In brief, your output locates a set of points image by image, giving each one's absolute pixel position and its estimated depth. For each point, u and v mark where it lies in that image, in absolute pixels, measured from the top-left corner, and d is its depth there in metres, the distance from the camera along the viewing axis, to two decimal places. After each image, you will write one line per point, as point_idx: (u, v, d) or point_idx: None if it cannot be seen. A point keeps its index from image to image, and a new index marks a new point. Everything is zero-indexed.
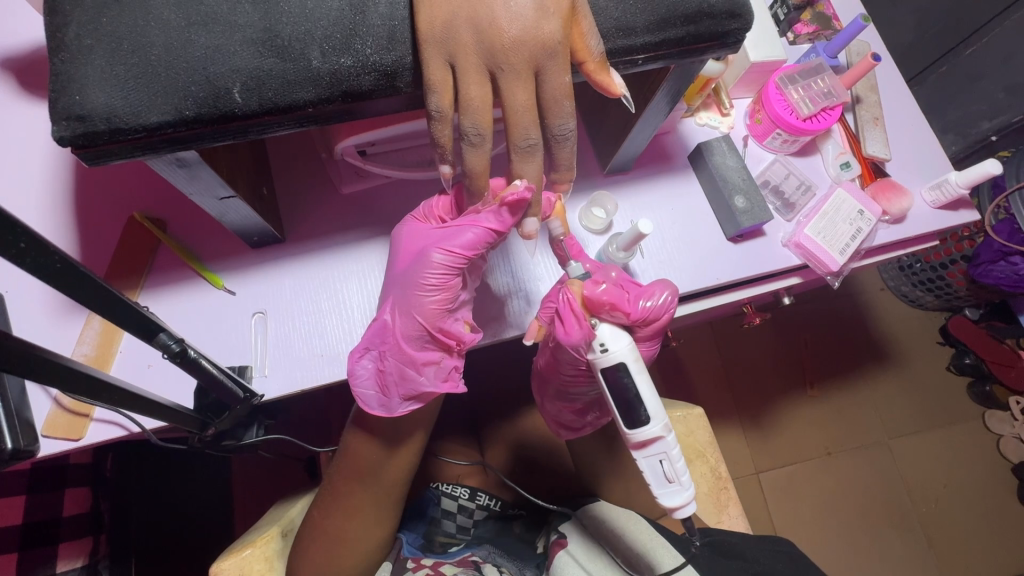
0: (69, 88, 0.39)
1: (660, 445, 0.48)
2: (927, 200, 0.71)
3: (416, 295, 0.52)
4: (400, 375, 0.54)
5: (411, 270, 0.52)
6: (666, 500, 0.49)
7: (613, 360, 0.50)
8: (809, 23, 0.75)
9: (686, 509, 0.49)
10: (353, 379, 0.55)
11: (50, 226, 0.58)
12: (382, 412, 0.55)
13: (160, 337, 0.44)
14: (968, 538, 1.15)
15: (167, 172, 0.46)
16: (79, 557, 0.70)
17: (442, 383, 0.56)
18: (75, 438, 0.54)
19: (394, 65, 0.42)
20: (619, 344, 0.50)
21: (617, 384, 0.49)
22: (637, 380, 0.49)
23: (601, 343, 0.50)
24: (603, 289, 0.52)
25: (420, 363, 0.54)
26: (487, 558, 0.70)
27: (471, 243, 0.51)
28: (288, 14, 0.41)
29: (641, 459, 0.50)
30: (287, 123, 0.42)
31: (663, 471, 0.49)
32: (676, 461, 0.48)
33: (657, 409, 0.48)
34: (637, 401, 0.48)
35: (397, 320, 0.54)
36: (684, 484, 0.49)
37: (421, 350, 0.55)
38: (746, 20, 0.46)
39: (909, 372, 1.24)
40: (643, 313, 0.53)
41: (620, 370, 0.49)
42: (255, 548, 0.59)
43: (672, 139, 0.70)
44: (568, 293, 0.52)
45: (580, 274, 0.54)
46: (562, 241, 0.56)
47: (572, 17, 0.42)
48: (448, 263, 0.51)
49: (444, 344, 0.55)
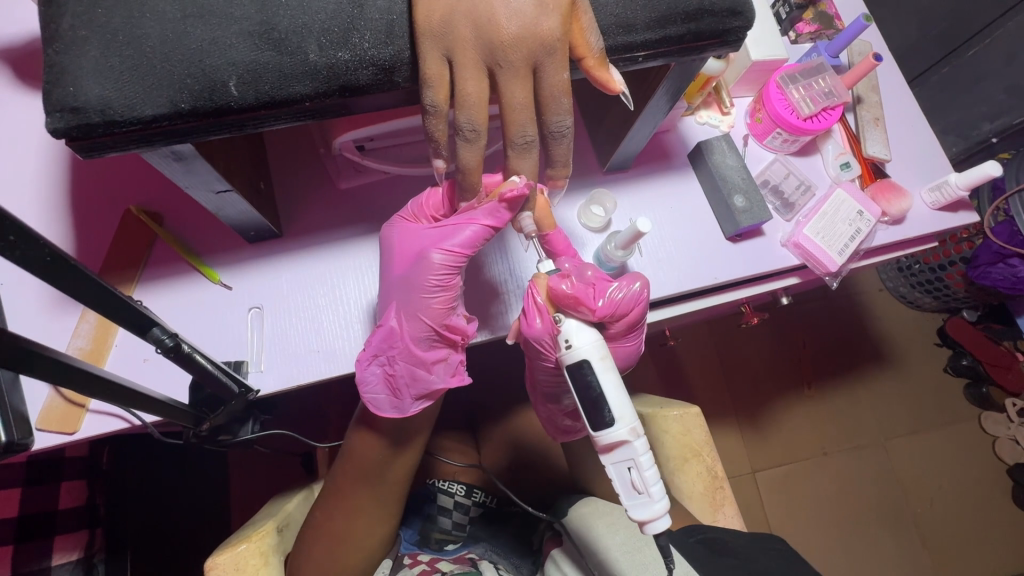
0: (63, 79, 0.39)
1: (627, 451, 0.48)
2: (926, 202, 0.71)
3: (419, 296, 0.52)
4: (410, 377, 0.54)
5: (412, 273, 0.52)
6: (635, 512, 0.48)
7: (578, 357, 0.50)
8: (811, 22, 0.74)
9: (659, 523, 0.48)
10: (362, 385, 0.55)
11: (46, 217, 0.58)
12: (395, 413, 0.55)
13: (154, 332, 0.43)
14: (962, 539, 1.15)
15: (163, 166, 0.45)
16: (74, 551, 0.70)
17: (451, 378, 0.56)
18: (70, 431, 0.54)
19: (392, 60, 0.41)
20: (584, 341, 0.50)
21: (582, 381, 0.49)
22: (600, 378, 0.49)
23: (566, 340, 0.50)
24: (567, 283, 0.52)
25: (429, 363, 0.54)
26: (483, 555, 0.72)
27: (468, 241, 0.51)
28: (286, 7, 0.41)
29: (609, 465, 0.49)
30: (284, 117, 0.42)
31: (631, 480, 0.48)
32: (644, 469, 0.48)
33: (623, 412, 0.48)
34: (602, 401, 0.48)
35: (404, 325, 0.53)
36: (653, 496, 0.47)
37: (430, 350, 0.54)
38: (748, 18, 0.46)
39: (907, 372, 1.24)
40: (608, 306, 0.53)
41: (583, 367, 0.49)
42: (250, 543, 0.58)
43: (672, 137, 0.70)
44: (534, 288, 0.53)
45: (548, 270, 0.54)
46: (544, 237, 0.56)
47: (572, 13, 0.42)
48: (448, 263, 0.51)
49: (450, 340, 0.55)
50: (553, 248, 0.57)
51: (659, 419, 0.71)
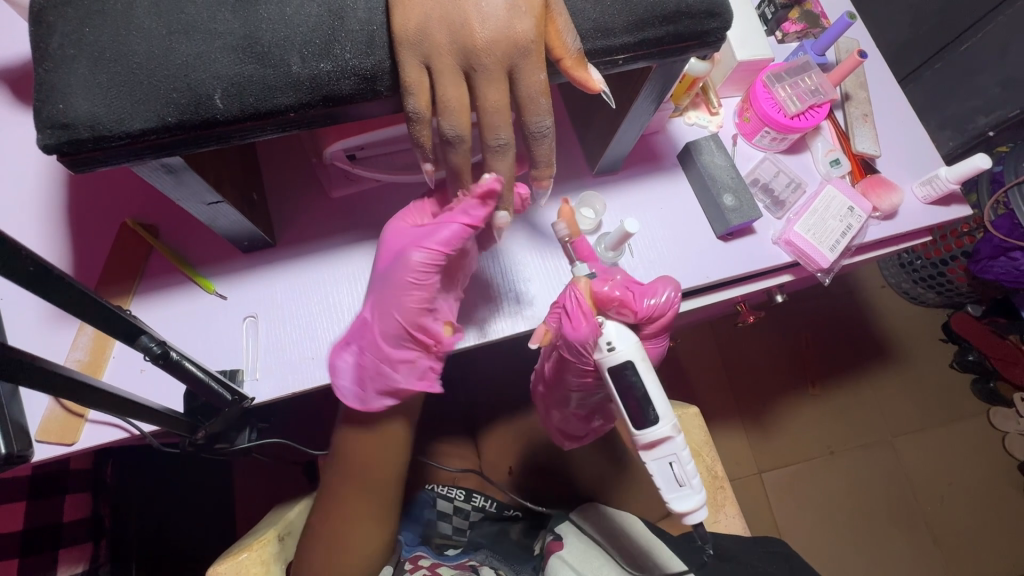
0: (53, 97, 0.40)
1: (669, 447, 0.49)
2: (918, 195, 0.71)
3: (393, 292, 0.53)
4: (376, 372, 0.56)
5: (390, 266, 0.53)
6: (678, 504, 0.49)
7: (620, 359, 0.50)
8: (797, 21, 0.75)
9: (698, 513, 0.49)
10: (333, 372, 0.57)
11: (45, 233, 0.59)
12: (359, 403, 0.58)
13: (142, 340, 0.44)
14: (974, 538, 1.14)
15: (154, 179, 0.46)
16: (78, 562, 0.72)
17: (417, 381, 0.57)
18: (68, 442, 0.55)
19: (373, 69, 0.42)
20: (625, 343, 0.51)
21: (624, 383, 0.50)
22: (644, 378, 0.50)
23: (608, 342, 0.51)
24: (610, 285, 0.54)
25: (396, 361, 0.56)
26: (483, 562, 0.70)
27: (447, 240, 0.51)
28: (267, 21, 0.41)
29: (651, 461, 0.50)
30: (269, 128, 0.43)
31: (674, 474, 0.49)
32: (686, 463, 0.49)
33: (665, 410, 0.49)
34: (646, 401, 0.49)
35: (375, 319, 0.55)
36: (696, 487, 0.49)
37: (399, 349, 0.56)
38: (725, 19, 0.47)
39: (912, 369, 1.23)
40: (646, 310, 0.54)
41: (627, 368, 0.50)
42: (251, 551, 0.59)
43: (661, 138, 0.71)
44: (576, 290, 0.53)
45: (586, 272, 0.57)
46: (572, 242, 0.59)
47: (547, 17, 0.43)
48: (427, 261, 0.52)
49: (421, 342, 0.56)
50: (579, 254, 0.59)
51: None
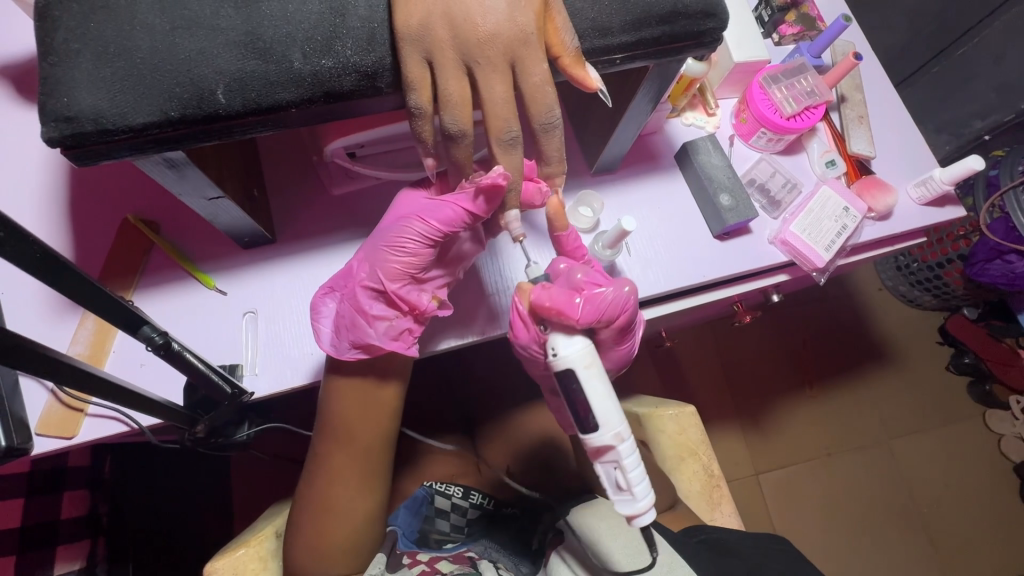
0: (57, 91, 0.40)
1: (613, 455, 0.48)
2: (913, 197, 0.72)
3: (382, 246, 0.53)
4: (351, 321, 0.54)
5: (387, 224, 0.54)
6: (623, 508, 0.48)
7: (563, 366, 0.49)
8: (794, 24, 0.76)
9: (646, 517, 0.48)
10: (314, 316, 0.56)
11: (46, 228, 0.60)
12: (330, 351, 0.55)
13: (144, 330, 0.47)
14: (970, 539, 1.14)
15: (156, 173, 0.47)
16: (76, 560, 0.71)
17: (391, 341, 0.54)
18: (69, 436, 0.55)
19: (374, 66, 0.42)
20: (569, 350, 0.49)
21: (567, 389, 0.49)
22: (585, 386, 0.48)
23: (552, 349, 0.50)
24: (546, 295, 0.51)
25: (373, 313, 0.54)
26: (481, 553, 0.69)
27: (446, 218, 0.51)
28: (271, 17, 0.42)
29: (597, 465, 0.49)
30: (270, 124, 0.43)
31: (618, 479, 0.48)
32: (629, 471, 0.47)
33: (608, 419, 0.47)
34: (589, 409, 0.48)
35: (361, 268, 0.55)
36: (638, 494, 0.48)
37: (377, 302, 0.55)
38: (722, 19, 0.47)
39: (909, 371, 1.24)
40: (593, 313, 0.51)
41: (569, 376, 0.49)
42: (249, 547, 0.59)
43: (659, 139, 0.71)
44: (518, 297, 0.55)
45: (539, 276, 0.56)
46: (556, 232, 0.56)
47: (545, 14, 0.44)
48: (423, 230, 0.52)
49: (401, 303, 0.55)
50: (565, 247, 0.58)
51: (654, 419, 0.72)
